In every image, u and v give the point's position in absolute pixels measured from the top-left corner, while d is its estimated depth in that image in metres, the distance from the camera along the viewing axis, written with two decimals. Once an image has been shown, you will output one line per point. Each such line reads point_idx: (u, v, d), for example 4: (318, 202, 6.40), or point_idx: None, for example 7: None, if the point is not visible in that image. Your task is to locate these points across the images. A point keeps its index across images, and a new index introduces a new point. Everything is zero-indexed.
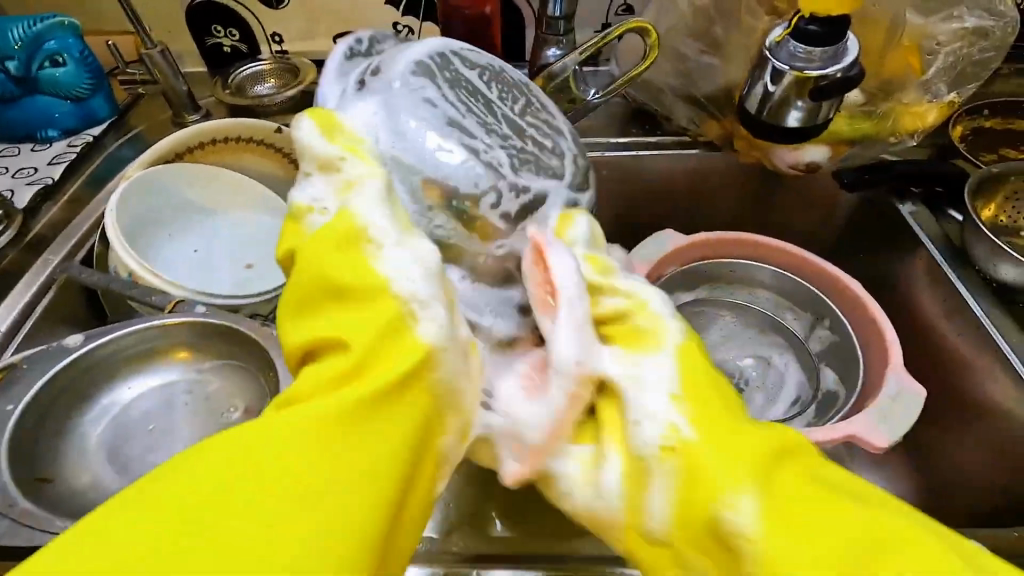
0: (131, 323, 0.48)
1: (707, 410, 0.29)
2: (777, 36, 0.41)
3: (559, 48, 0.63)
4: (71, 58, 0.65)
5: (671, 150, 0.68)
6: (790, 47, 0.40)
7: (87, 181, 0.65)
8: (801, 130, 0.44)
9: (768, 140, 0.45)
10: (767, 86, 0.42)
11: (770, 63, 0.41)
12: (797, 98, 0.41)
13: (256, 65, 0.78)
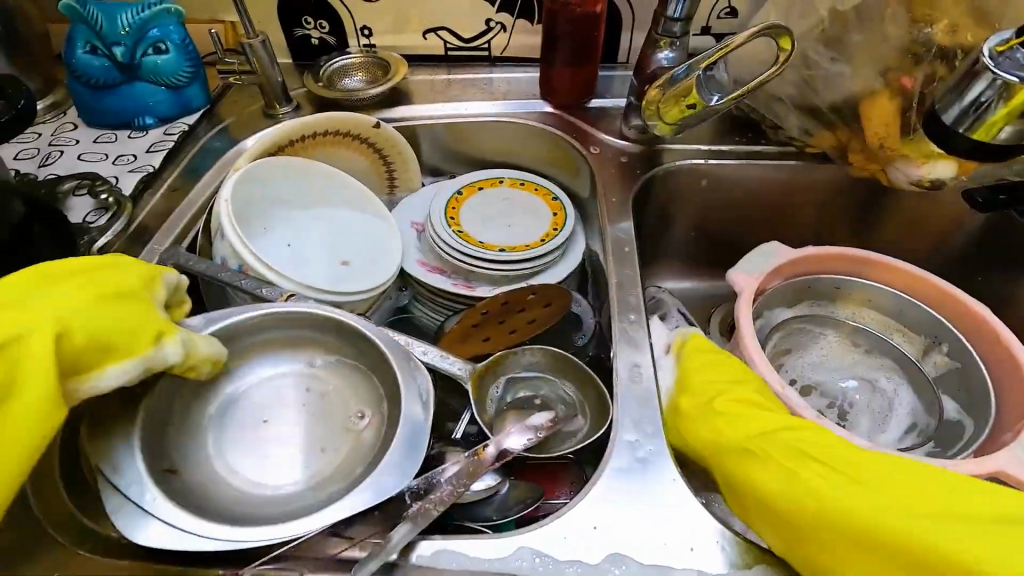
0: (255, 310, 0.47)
1: (765, 441, 0.39)
2: (996, 45, 0.42)
3: (673, 51, 0.61)
4: (173, 45, 0.64)
5: (778, 160, 0.66)
6: (1018, 57, 0.40)
7: (185, 171, 0.64)
8: (1001, 147, 0.44)
9: (964, 154, 0.46)
10: (980, 96, 0.42)
11: (989, 72, 0.41)
12: (1009, 112, 0.42)
13: (345, 59, 0.77)
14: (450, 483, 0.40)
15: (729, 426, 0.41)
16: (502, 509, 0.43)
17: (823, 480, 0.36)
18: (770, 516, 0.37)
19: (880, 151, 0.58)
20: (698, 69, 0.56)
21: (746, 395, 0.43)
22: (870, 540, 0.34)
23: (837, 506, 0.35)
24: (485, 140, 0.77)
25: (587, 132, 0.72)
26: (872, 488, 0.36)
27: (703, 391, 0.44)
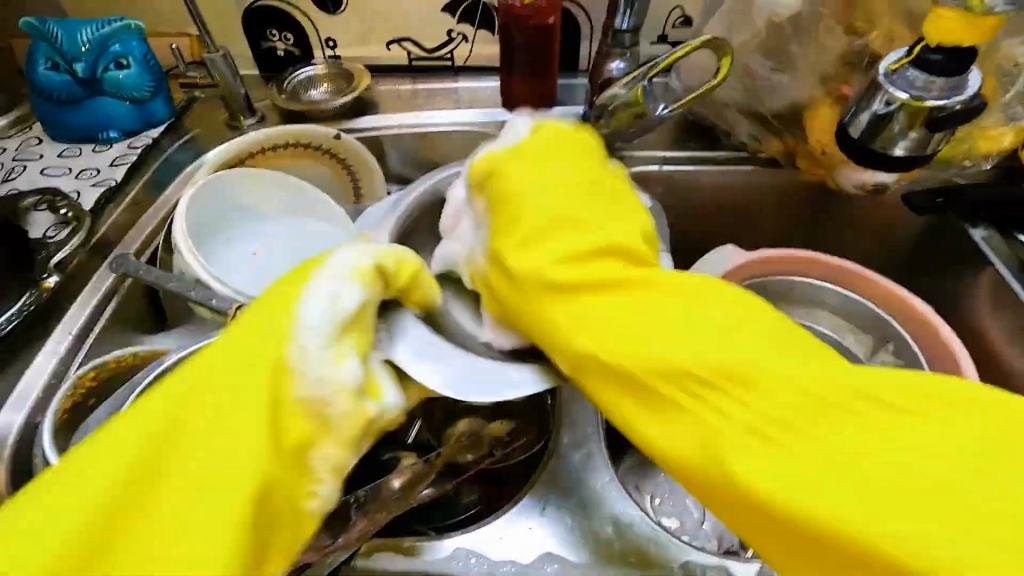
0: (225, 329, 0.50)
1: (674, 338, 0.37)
2: (892, 62, 0.43)
3: (624, 60, 0.63)
4: (135, 60, 0.66)
5: (731, 166, 0.68)
6: (909, 75, 0.42)
7: (147, 185, 0.65)
8: (904, 160, 0.46)
9: (869, 165, 0.48)
10: (875, 113, 0.44)
11: (883, 89, 0.43)
12: (907, 126, 0.43)
13: (310, 70, 0.78)
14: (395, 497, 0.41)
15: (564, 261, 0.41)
16: (449, 511, 0.45)
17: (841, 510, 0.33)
18: (758, 535, 0.35)
19: (824, 157, 0.60)
20: (644, 80, 0.58)
21: (751, 337, 0.37)
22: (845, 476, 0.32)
23: (776, 465, 0.34)
24: (449, 148, 0.79)
25: None
26: (911, 395, 0.34)
27: (655, 283, 0.40)
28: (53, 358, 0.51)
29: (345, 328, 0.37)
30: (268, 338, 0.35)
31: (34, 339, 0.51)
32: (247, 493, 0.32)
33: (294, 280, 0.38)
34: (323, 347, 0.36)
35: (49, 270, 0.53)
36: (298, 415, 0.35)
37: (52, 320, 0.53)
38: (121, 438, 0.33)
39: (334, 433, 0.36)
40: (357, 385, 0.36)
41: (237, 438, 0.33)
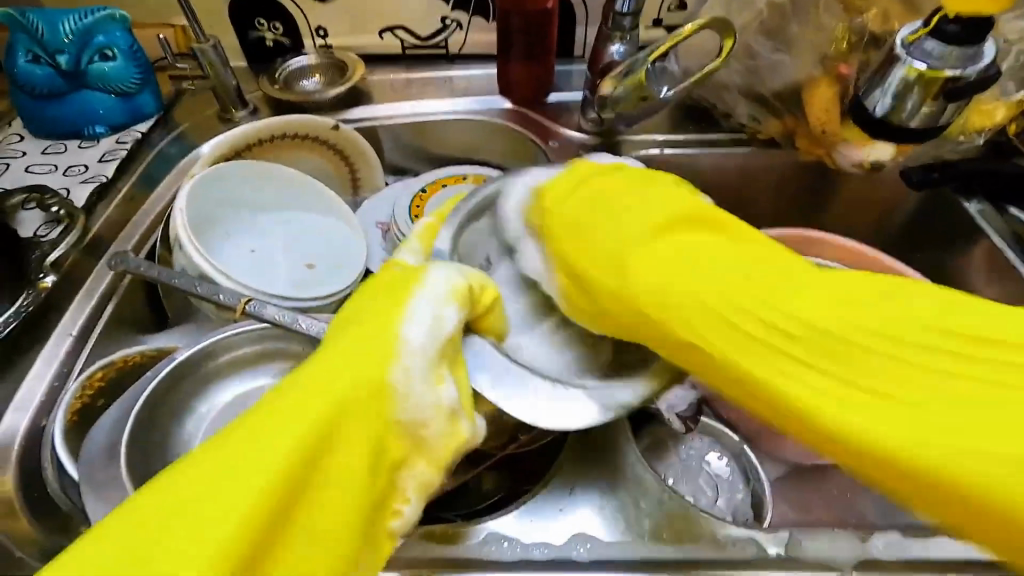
0: (235, 325, 0.49)
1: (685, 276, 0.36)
2: (908, 35, 0.44)
3: (625, 43, 0.63)
4: (121, 51, 0.63)
5: (730, 148, 0.68)
6: (927, 46, 0.42)
7: (138, 180, 0.63)
8: (919, 131, 0.47)
9: (883, 137, 0.49)
10: (892, 86, 0.45)
11: (902, 61, 0.44)
12: (921, 97, 0.44)
13: (301, 60, 0.76)
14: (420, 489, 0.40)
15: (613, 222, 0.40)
16: (473, 498, 0.45)
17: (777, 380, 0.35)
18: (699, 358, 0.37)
19: (822, 135, 0.61)
20: (647, 62, 0.58)
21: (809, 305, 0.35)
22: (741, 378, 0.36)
23: (748, 358, 0.35)
24: (448, 137, 0.78)
25: (548, 126, 0.73)
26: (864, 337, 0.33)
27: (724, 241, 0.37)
28: (53, 359, 0.49)
29: (444, 352, 0.36)
30: (370, 360, 0.34)
31: (30, 341, 0.49)
32: (351, 517, 0.32)
33: (392, 299, 0.37)
34: (424, 369, 0.35)
35: (45, 269, 0.51)
36: (400, 439, 0.34)
37: (47, 322, 0.51)
38: (264, 437, 0.31)
39: (426, 454, 0.35)
40: (454, 408, 0.35)
41: (350, 462, 0.32)
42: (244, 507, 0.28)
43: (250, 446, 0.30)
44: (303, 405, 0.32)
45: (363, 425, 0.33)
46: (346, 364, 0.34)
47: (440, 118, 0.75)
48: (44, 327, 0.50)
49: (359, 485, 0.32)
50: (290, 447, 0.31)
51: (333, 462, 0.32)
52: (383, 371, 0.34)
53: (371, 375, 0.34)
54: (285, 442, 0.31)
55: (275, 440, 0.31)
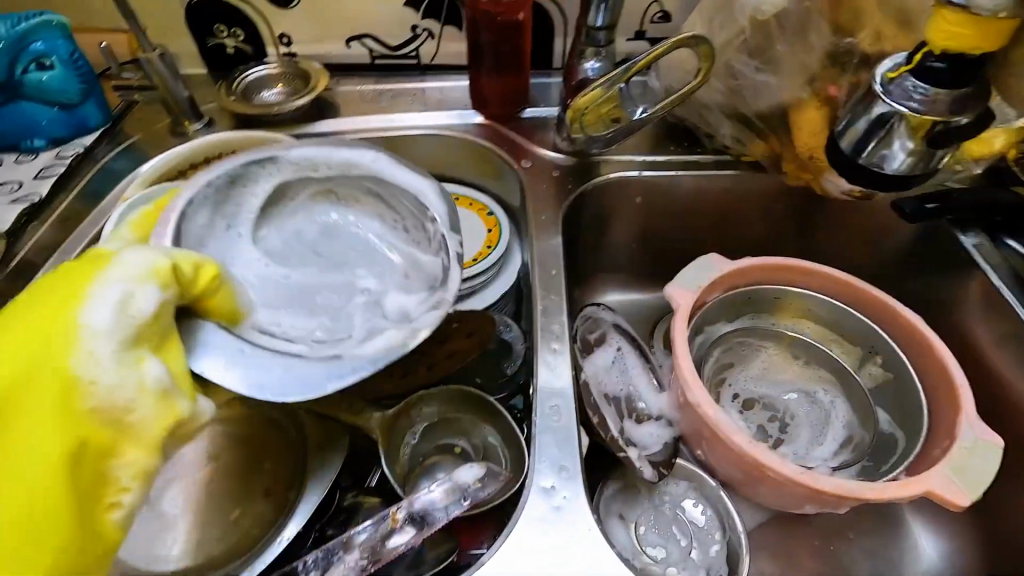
0: None
1: None
2: (890, 72, 0.46)
3: (600, 60, 0.59)
4: (60, 60, 0.59)
5: (713, 171, 0.64)
6: (908, 84, 0.44)
7: (77, 199, 0.59)
8: (900, 177, 0.49)
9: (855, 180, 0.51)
10: (873, 122, 0.47)
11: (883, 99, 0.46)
12: (906, 137, 0.46)
13: (262, 68, 0.72)
14: (355, 556, 0.38)
15: None
16: (415, 566, 0.40)
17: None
18: None
19: (810, 161, 0.57)
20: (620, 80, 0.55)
21: None
22: None
23: None
24: (417, 153, 0.74)
25: (521, 144, 0.69)
26: None
27: None
28: None
29: (142, 333, 0.32)
30: (49, 344, 0.31)
31: None
32: (44, 503, 0.29)
33: (67, 289, 0.33)
34: (114, 354, 0.31)
35: None
36: (97, 429, 0.31)
37: None
38: None
39: (138, 438, 0.31)
40: (160, 387, 0.32)
41: (25, 468, 0.30)
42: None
43: None
44: None
45: (37, 424, 0.30)
46: (45, 349, 0.31)
47: (409, 133, 0.71)
48: None
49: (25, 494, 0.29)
50: None
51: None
52: (57, 359, 0.31)
53: (50, 359, 0.31)
54: None
55: None
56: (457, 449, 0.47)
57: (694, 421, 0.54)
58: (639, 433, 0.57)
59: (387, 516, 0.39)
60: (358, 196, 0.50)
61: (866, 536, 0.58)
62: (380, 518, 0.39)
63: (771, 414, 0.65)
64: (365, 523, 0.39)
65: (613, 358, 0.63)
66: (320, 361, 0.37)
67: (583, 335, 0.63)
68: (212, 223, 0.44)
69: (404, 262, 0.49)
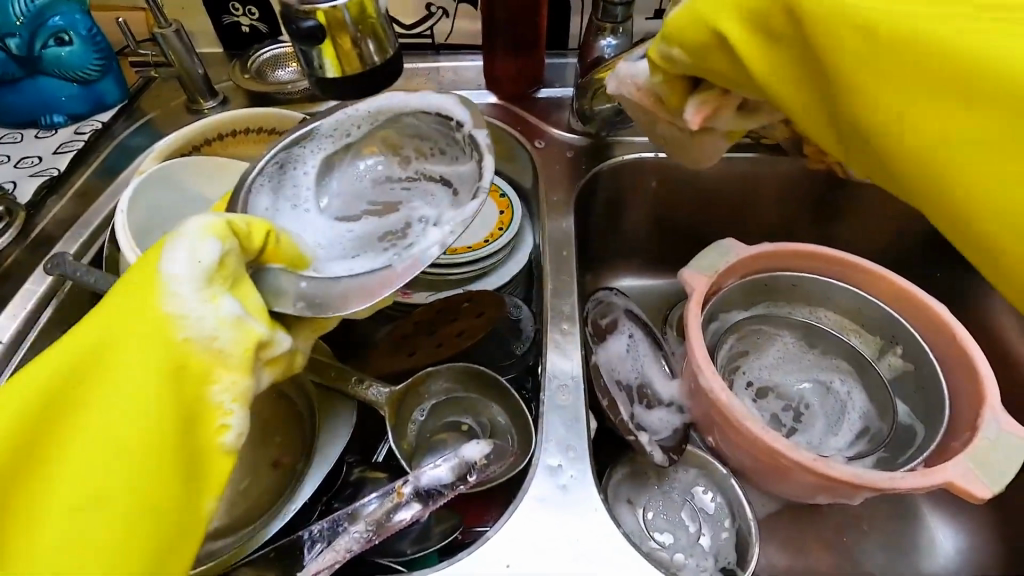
0: None
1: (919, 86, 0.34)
2: None
3: (616, 37, 0.58)
4: (79, 36, 0.59)
5: (731, 153, 0.63)
6: None
7: (94, 175, 0.60)
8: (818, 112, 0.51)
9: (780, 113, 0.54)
10: None
11: None
12: None
13: (309, 52, 0.46)
14: (360, 529, 0.38)
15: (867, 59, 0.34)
16: (420, 542, 0.40)
17: (925, 146, 0.33)
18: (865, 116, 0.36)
19: None
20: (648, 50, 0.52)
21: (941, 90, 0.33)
22: (947, 77, 0.32)
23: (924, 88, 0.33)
24: None
25: (535, 125, 0.68)
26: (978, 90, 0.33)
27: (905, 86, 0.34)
28: None
29: (212, 275, 0.31)
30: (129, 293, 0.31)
31: None
32: (150, 441, 0.29)
33: (150, 253, 0.32)
34: (193, 291, 0.31)
35: None
36: (193, 358, 0.31)
37: None
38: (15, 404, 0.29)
39: (230, 362, 0.32)
40: (239, 318, 0.31)
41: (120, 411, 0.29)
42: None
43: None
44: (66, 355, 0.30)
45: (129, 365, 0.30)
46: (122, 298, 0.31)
47: None
48: None
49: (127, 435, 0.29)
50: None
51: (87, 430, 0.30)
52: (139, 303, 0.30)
53: (130, 307, 0.30)
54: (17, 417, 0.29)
55: None
56: (464, 427, 0.47)
57: (704, 407, 0.53)
58: (650, 419, 0.57)
59: (391, 492, 0.39)
60: (390, 140, 0.48)
61: (882, 529, 0.56)
62: (385, 493, 0.39)
63: (785, 403, 0.64)
64: (370, 497, 0.39)
65: (624, 343, 0.62)
66: (365, 275, 0.36)
67: (595, 320, 0.62)
68: (274, 204, 0.43)
69: (448, 184, 0.47)
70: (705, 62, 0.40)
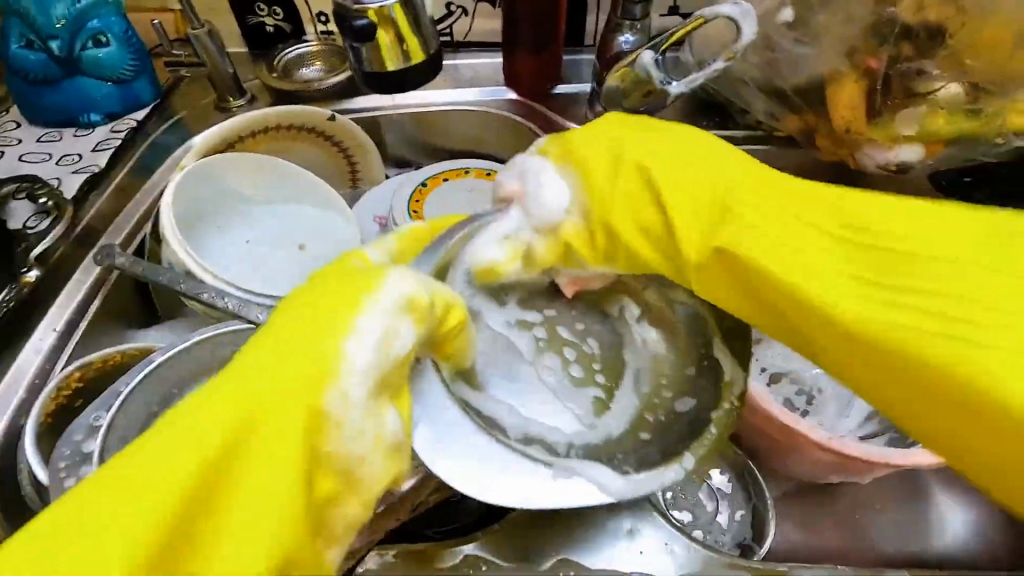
0: (224, 324, 0.49)
1: (830, 278, 0.33)
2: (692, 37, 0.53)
3: (633, 33, 0.60)
4: (114, 37, 0.62)
5: (745, 146, 0.65)
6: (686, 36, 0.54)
7: (131, 171, 0.62)
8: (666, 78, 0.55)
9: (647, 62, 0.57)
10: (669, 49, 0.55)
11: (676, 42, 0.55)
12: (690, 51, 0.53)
13: (360, 48, 0.50)
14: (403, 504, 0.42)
15: (688, 214, 0.36)
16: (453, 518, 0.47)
17: (854, 356, 0.33)
18: (722, 291, 0.36)
19: (846, 135, 0.57)
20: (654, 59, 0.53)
21: (818, 255, 0.34)
22: (783, 287, 0.33)
23: (850, 300, 0.32)
24: (449, 132, 0.76)
25: (553, 120, 0.70)
26: (898, 228, 0.34)
27: (753, 218, 0.35)
28: (37, 355, 0.49)
29: (387, 376, 0.30)
30: (303, 378, 0.28)
31: (17, 337, 0.50)
32: (285, 527, 0.28)
33: (335, 294, 0.31)
34: (364, 402, 0.29)
35: (29, 264, 0.52)
36: (328, 477, 0.29)
37: (33, 317, 0.51)
38: (195, 429, 0.28)
39: (358, 489, 0.30)
40: (397, 442, 0.31)
41: (266, 478, 0.28)
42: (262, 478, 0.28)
43: (126, 492, 0.27)
44: (219, 415, 0.28)
45: (279, 444, 0.28)
46: (242, 397, 0.28)
47: (442, 110, 0.73)
48: (30, 323, 0.51)
49: (262, 526, 0.28)
50: (108, 523, 0.26)
51: (216, 505, 0.28)
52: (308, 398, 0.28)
53: (297, 389, 0.28)
54: (181, 470, 0.27)
55: (111, 510, 0.26)
56: None
57: None
58: None
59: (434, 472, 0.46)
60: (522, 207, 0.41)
61: (891, 506, 0.59)
62: None
63: (799, 387, 0.66)
64: None
65: None
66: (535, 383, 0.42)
67: None
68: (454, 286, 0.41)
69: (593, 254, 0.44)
70: (614, 238, 0.38)
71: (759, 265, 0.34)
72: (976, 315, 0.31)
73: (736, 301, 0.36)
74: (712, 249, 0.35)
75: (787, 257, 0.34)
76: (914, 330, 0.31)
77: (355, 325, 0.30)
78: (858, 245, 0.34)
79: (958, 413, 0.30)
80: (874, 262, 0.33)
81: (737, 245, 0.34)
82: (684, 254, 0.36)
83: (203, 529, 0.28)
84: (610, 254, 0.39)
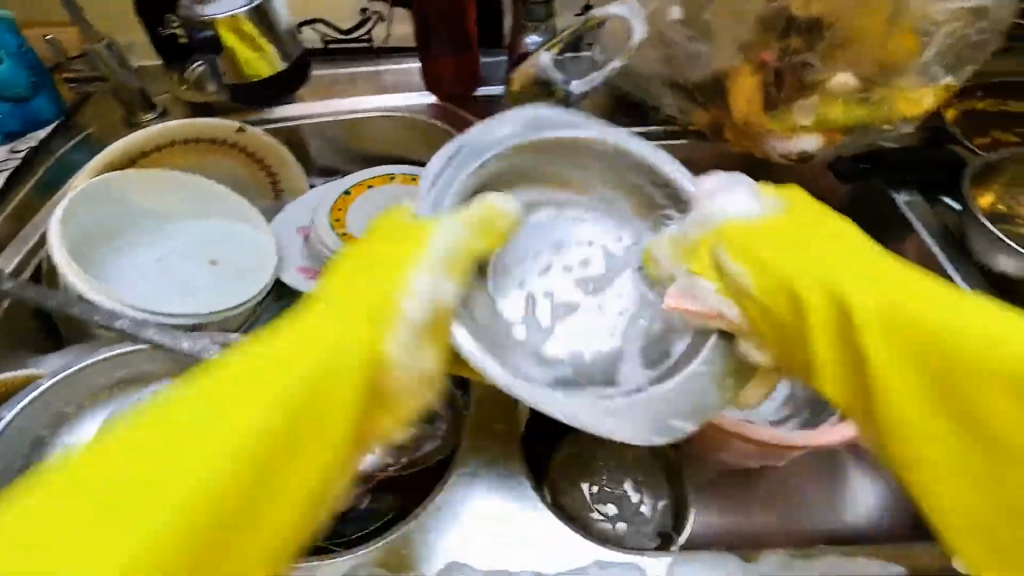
0: (122, 346, 0.48)
1: (959, 329, 0.32)
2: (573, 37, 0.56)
3: (538, 34, 0.60)
4: (8, 54, 0.59)
5: (660, 140, 0.66)
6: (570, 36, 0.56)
7: (33, 192, 0.60)
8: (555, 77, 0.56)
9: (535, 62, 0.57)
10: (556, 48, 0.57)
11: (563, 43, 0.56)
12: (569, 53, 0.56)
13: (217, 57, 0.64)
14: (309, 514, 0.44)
15: (789, 254, 0.37)
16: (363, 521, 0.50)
17: (891, 399, 0.33)
18: (795, 348, 0.37)
19: (747, 127, 0.58)
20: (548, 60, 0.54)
21: (821, 248, 0.37)
22: (847, 338, 0.35)
23: (905, 372, 0.33)
24: (373, 138, 0.75)
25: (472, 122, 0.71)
26: (948, 319, 0.32)
27: (844, 294, 0.35)
28: None
29: (432, 323, 0.34)
30: (359, 318, 0.33)
31: None
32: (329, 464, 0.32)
33: (397, 247, 0.35)
34: (412, 337, 0.33)
35: None
36: (371, 399, 0.33)
37: None
38: (256, 374, 0.31)
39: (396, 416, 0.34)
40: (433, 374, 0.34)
41: (348, 404, 0.32)
42: (282, 385, 0.31)
43: (228, 421, 0.29)
44: (299, 352, 0.32)
45: (336, 389, 0.31)
46: (314, 324, 0.33)
47: (364, 116, 0.73)
48: None
49: (310, 468, 0.31)
50: (205, 446, 0.28)
51: (301, 448, 0.31)
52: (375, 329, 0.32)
53: (355, 330, 0.32)
54: (225, 425, 0.29)
55: (194, 429, 0.29)
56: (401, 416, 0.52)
57: None
58: None
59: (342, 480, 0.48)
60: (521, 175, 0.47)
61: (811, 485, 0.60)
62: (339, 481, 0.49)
63: None
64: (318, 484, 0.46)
65: None
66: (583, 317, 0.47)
67: None
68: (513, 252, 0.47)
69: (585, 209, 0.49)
70: (769, 304, 0.37)
71: (792, 286, 0.36)
72: (938, 319, 0.32)
73: (837, 382, 0.36)
74: (851, 315, 0.34)
75: (852, 282, 0.35)
76: (967, 432, 0.32)
77: (412, 275, 0.34)
78: (926, 337, 0.32)
79: (946, 424, 0.32)
80: (933, 373, 0.33)
81: (828, 275, 0.36)
82: (765, 298, 0.37)
83: (281, 464, 0.31)
84: (751, 274, 0.38)
